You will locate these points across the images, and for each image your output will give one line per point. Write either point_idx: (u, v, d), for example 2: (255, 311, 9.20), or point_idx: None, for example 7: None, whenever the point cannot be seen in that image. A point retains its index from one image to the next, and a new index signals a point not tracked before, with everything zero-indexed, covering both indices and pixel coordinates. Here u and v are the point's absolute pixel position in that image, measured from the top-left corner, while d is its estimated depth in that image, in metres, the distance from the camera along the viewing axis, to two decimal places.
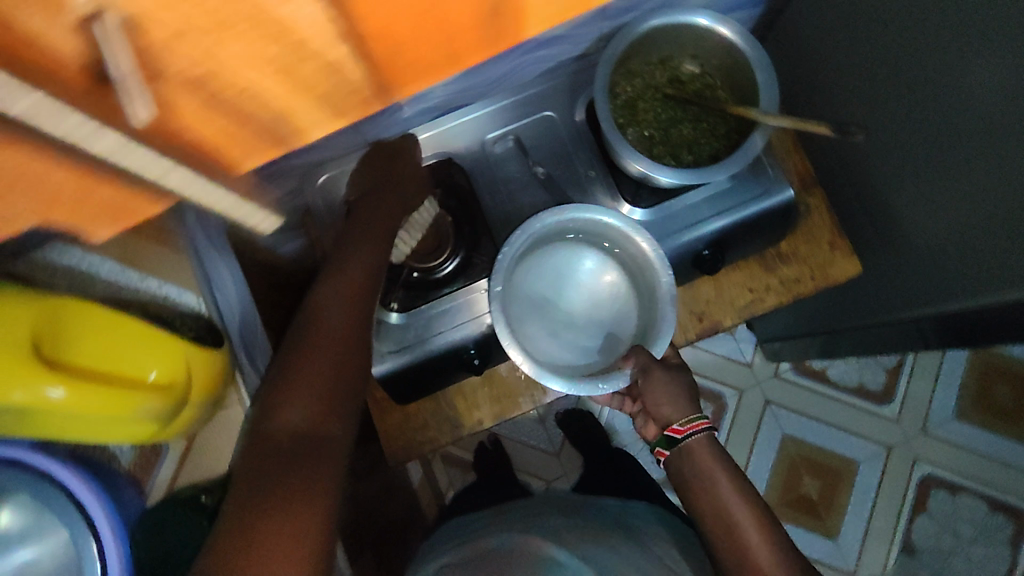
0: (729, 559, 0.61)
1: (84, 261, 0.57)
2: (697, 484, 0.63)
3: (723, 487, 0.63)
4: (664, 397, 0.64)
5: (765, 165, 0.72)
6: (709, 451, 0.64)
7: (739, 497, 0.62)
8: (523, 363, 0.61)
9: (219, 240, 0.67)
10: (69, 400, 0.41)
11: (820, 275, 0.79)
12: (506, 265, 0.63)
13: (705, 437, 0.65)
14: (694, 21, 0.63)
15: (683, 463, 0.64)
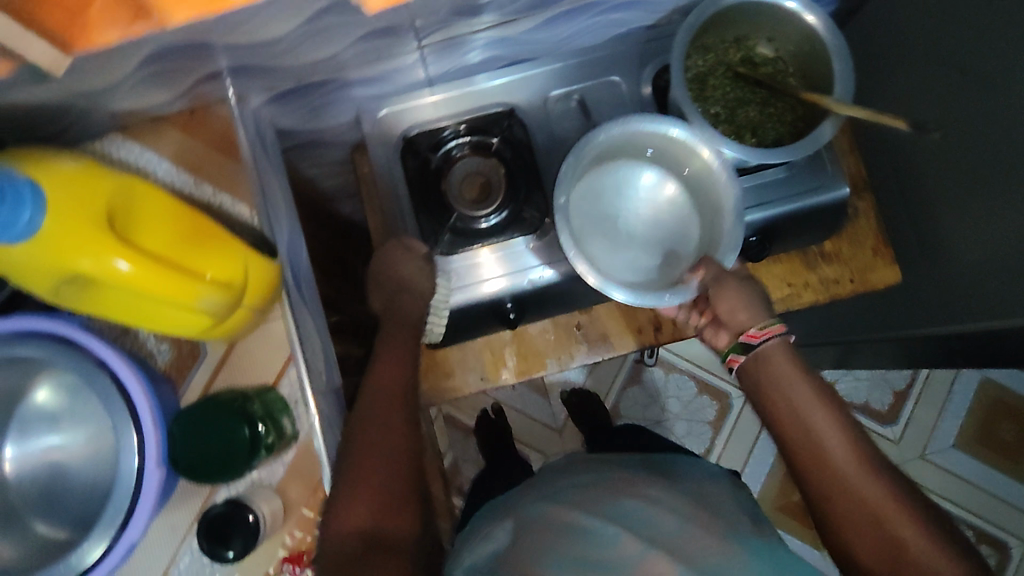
0: (810, 472, 0.51)
1: (130, 154, 0.60)
2: (775, 395, 0.55)
3: (802, 393, 0.54)
4: (738, 304, 0.58)
5: (824, 160, 0.72)
6: (787, 358, 0.56)
7: (826, 410, 0.53)
8: (587, 272, 0.60)
9: (273, 161, 0.66)
10: (134, 276, 0.41)
11: (859, 279, 0.79)
12: (568, 173, 0.63)
13: (781, 342, 0.57)
14: (780, 2, 0.62)
15: (759, 372, 0.56)
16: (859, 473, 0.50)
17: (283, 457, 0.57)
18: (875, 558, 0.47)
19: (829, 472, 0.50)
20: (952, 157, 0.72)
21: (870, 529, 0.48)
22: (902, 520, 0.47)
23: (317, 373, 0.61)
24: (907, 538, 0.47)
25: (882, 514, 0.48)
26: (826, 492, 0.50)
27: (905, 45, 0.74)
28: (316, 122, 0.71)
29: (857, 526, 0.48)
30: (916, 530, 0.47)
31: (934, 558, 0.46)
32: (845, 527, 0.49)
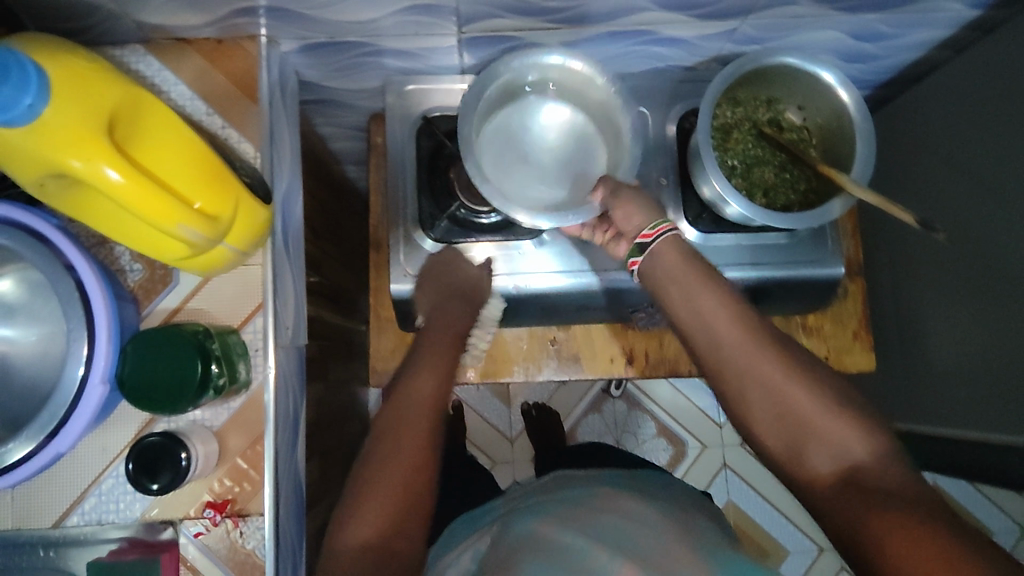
0: (697, 343, 0.55)
1: (139, 61, 0.59)
2: (673, 292, 0.56)
3: (692, 279, 0.55)
4: (632, 207, 0.58)
5: (826, 235, 0.73)
6: (676, 250, 0.56)
7: (711, 292, 0.55)
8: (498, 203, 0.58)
9: (290, 108, 0.65)
10: (121, 187, 0.40)
11: (834, 358, 0.80)
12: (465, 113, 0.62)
13: (674, 237, 0.57)
14: (820, 74, 0.63)
15: (655, 270, 0.57)
16: (751, 353, 0.53)
17: (230, 403, 0.56)
18: (764, 422, 0.53)
19: (719, 357, 0.54)
20: (953, 261, 0.73)
21: (766, 406, 0.52)
22: (791, 393, 0.52)
23: (283, 329, 0.60)
24: (798, 403, 0.51)
25: (776, 388, 0.52)
26: (722, 379, 0.54)
27: (928, 144, 0.76)
28: (341, 82, 0.71)
29: (755, 404, 0.53)
30: (807, 401, 0.51)
31: (830, 423, 0.50)
32: (746, 407, 0.53)
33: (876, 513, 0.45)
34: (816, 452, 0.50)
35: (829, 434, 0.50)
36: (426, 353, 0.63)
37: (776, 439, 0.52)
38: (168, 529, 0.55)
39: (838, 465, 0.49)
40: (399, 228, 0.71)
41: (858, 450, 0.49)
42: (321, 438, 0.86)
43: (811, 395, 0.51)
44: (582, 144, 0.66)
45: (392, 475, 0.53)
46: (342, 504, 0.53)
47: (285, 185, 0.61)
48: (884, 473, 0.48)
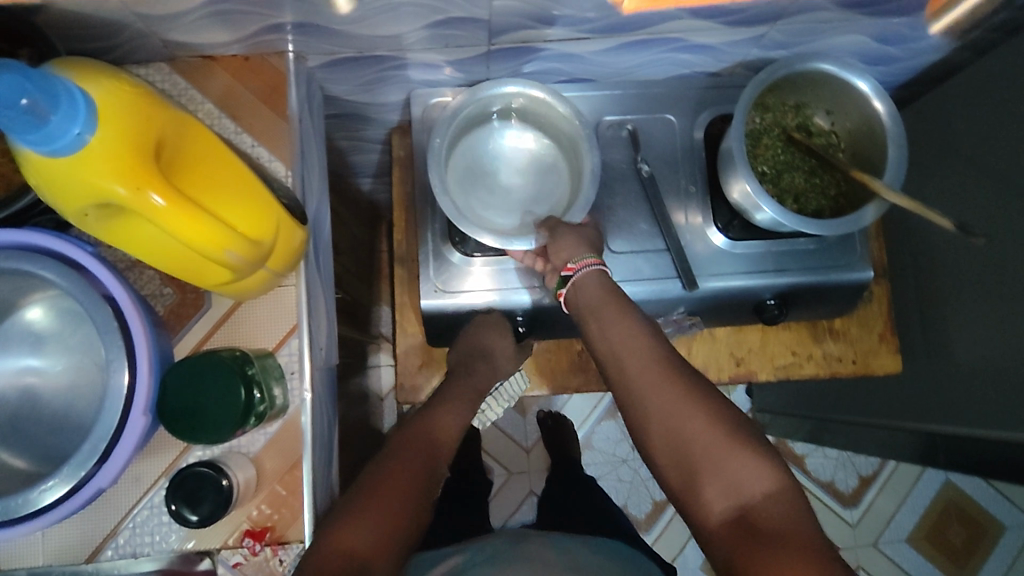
0: (609, 365, 0.58)
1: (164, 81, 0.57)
2: (594, 326, 0.59)
3: (609, 315, 0.58)
4: (563, 242, 0.61)
5: (855, 239, 0.72)
6: (597, 287, 0.60)
7: (629, 324, 0.57)
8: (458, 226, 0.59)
9: (316, 124, 0.64)
10: (166, 213, 0.39)
11: (862, 362, 0.79)
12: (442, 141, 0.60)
13: (597, 273, 0.60)
14: (852, 80, 0.63)
15: (580, 305, 0.60)
16: (658, 381, 0.54)
17: (267, 429, 0.55)
18: (665, 449, 0.52)
19: (631, 383, 0.55)
20: (979, 264, 0.73)
21: (665, 434, 0.53)
22: (690, 422, 0.52)
23: (317, 350, 0.59)
24: (697, 440, 0.51)
25: (673, 420, 0.52)
26: (631, 406, 0.55)
27: (953, 147, 0.76)
28: (364, 96, 0.70)
29: (656, 427, 0.53)
30: (706, 432, 0.51)
31: (729, 457, 0.50)
32: (649, 436, 0.54)
33: (757, 553, 0.44)
34: (710, 486, 0.50)
35: (725, 466, 0.49)
36: (444, 401, 0.67)
37: (674, 469, 0.52)
38: (204, 560, 0.54)
39: (730, 501, 0.48)
40: (428, 240, 0.69)
41: (754, 486, 0.48)
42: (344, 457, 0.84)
43: (712, 427, 0.51)
44: (548, 181, 0.66)
45: (406, 477, 0.56)
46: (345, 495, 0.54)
47: (315, 201, 0.61)
48: (774, 513, 0.46)
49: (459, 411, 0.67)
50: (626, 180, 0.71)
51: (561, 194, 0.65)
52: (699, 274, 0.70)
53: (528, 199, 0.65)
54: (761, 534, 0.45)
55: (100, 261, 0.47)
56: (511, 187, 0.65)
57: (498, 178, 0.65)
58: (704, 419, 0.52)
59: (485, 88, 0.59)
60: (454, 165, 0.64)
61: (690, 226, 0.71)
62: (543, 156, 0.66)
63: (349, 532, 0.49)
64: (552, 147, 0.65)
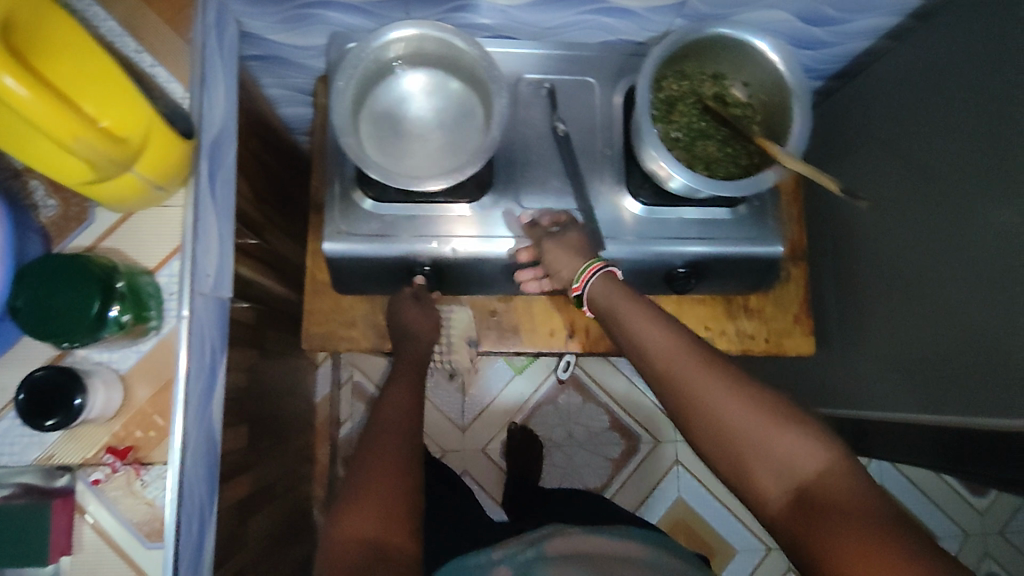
0: (636, 357, 0.59)
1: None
2: (615, 326, 0.61)
3: (630, 309, 0.60)
4: (566, 259, 0.65)
5: (768, 214, 0.73)
6: (609, 288, 0.62)
7: (649, 321, 0.58)
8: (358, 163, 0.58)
9: (227, 57, 0.65)
10: (20, 97, 0.38)
11: (774, 340, 0.79)
12: (346, 75, 0.59)
13: (607, 276, 0.63)
14: (761, 48, 0.63)
15: (603, 304, 0.62)
16: (686, 366, 0.55)
17: (140, 347, 0.54)
18: (708, 442, 0.53)
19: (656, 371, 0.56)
20: (891, 248, 0.74)
21: (706, 424, 0.53)
22: (730, 410, 0.52)
23: (204, 276, 0.58)
24: (744, 427, 0.51)
25: (708, 408, 0.53)
26: (666, 397, 0.56)
27: (871, 132, 0.77)
28: (285, 35, 0.70)
29: (689, 414, 0.54)
30: (745, 416, 0.51)
31: (771, 436, 0.50)
32: (691, 428, 0.54)
33: (823, 530, 0.46)
34: (763, 472, 0.50)
35: (779, 448, 0.50)
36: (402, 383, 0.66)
37: (723, 460, 0.52)
38: (64, 476, 0.52)
39: (786, 481, 0.49)
40: (336, 186, 0.68)
41: (808, 464, 0.49)
42: (252, 407, 0.83)
43: (749, 409, 0.52)
44: (462, 131, 0.65)
45: (381, 455, 0.57)
46: (339, 505, 0.54)
47: (215, 130, 0.61)
48: (834, 487, 0.48)
49: (414, 390, 0.65)
50: (544, 139, 0.71)
51: (473, 141, 0.64)
52: (611, 236, 0.71)
53: (441, 145, 0.64)
54: (823, 510, 0.47)
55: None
56: (428, 136, 0.65)
57: (411, 125, 0.64)
58: (746, 403, 0.52)
59: (391, 28, 0.58)
60: (364, 108, 0.63)
61: (603, 189, 0.71)
62: (457, 103, 0.65)
63: (356, 516, 0.52)
64: (468, 95, 0.65)
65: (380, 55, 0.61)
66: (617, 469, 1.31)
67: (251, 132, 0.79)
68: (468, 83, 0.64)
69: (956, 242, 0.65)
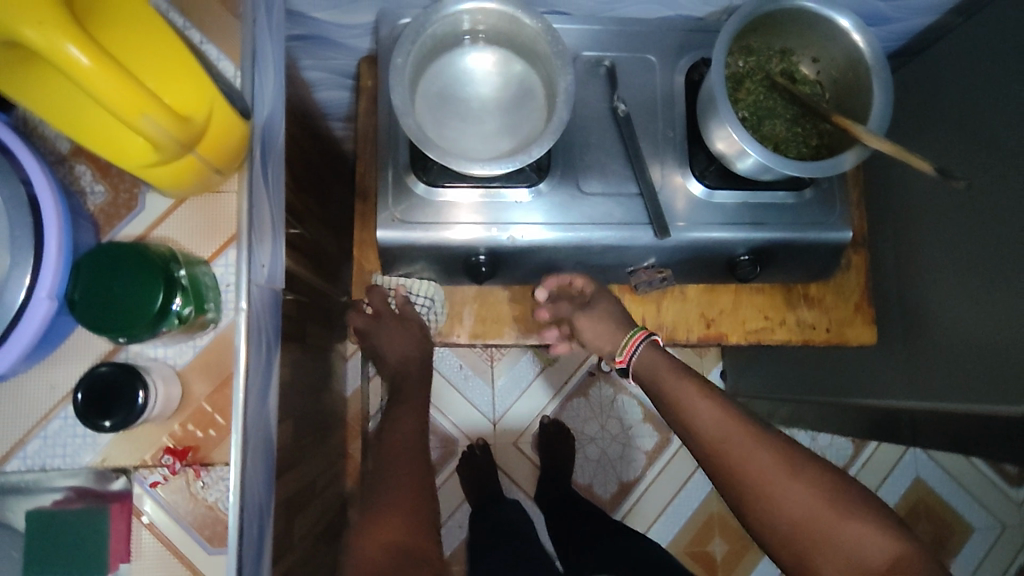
0: (686, 437, 0.62)
1: None
2: (665, 401, 0.63)
3: (684, 390, 0.62)
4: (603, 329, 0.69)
5: (835, 199, 0.70)
6: (653, 357, 0.66)
7: (702, 397, 0.61)
8: (421, 144, 0.55)
9: (276, 36, 0.61)
10: (91, 70, 0.35)
11: (836, 330, 0.76)
12: (405, 51, 0.56)
13: (648, 345, 0.67)
14: (839, 21, 0.60)
15: (648, 373, 0.66)
16: (741, 445, 0.58)
17: (197, 341, 0.52)
18: (770, 528, 0.56)
19: (717, 458, 0.59)
20: (958, 232, 0.71)
21: (770, 511, 0.56)
22: (792, 496, 0.55)
23: (259, 266, 0.55)
24: (807, 513, 0.55)
25: (772, 496, 0.56)
26: (725, 478, 0.59)
27: (938, 112, 0.74)
28: (332, 11, 0.67)
29: (751, 498, 0.57)
30: (806, 500, 0.55)
31: (836, 527, 0.54)
32: (753, 518, 0.57)
33: None
34: (829, 564, 0.53)
35: (847, 536, 0.54)
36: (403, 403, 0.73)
37: (786, 550, 0.56)
38: (120, 478, 0.50)
39: (854, 571, 0.53)
40: (389, 171, 0.65)
41: (872, 551, 0.53)
42: (295, 402, 0.80)
43: (809, 492, 0.56)
44: (522, 111, 0.62)
45: (399, 473, 0.65)
46: (361, 520, 0.62)
47: (268, 111, 0.58)
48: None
49: (411, 420, 0.72)
50: (604, 121, 0.68)
51: (534, 122, 0.61)
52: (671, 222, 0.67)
53: (500, 126, 0.61)
54: None
55: (30, 149, 0.45)
56: (487, 117, 0.61)
57: (469, 105, 0.61)
58: (804, 487, 0.56)
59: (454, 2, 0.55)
60: (421, 87, 0.60)
61: (666, 173, 0.68)
62: (518, 83, 0.62)
63: (382, 528, 0.60)
64: (529, 75, 0.62)
65: (442, 30, 0.58)
66: (650, 462, 1.29)
67: (292, 115, 0.75)
68: (530, 61, 0.61)
69: None
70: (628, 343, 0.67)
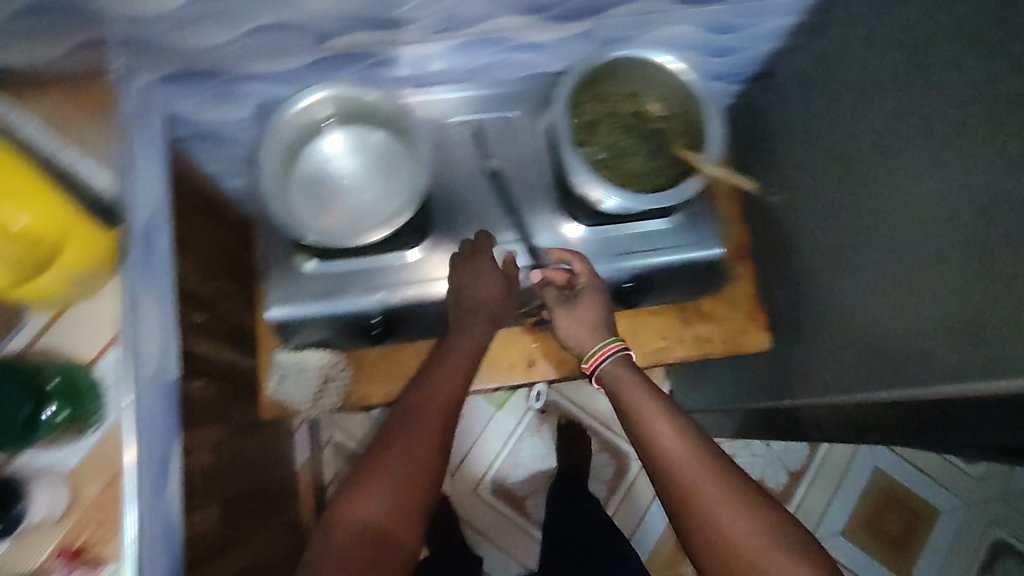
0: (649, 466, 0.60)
1: None
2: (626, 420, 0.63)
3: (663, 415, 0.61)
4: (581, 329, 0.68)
5: (702, 218, 0.75)
6: (629, 378, 0.64)
7: (663, 421, 0.60)
8: (294, 228, 0.59)
9: (154, 142, 0.65)
10: None
11: (731, 341, 0.80)
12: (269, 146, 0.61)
13: (620, 357, 0.66)
14: (664, 63, 0.66)
15: (616, 388, 0.64)
16: (694, 473, 0.56)
17: (81, 445, 0.54)
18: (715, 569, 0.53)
19: (674, 483, 0.57)
20: (804, 237, 0.74)
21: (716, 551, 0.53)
22: (737, 532, 0.53)
23: (146, 361, 0.59)
24: (751, 552, 0.52)
25: (719, 533, 0.53)
26: (676, 511, 0.56)
27: (788, 129, 0.80)
28: (211, 112, 0.72)
29: (697, 535, 0.54)
30: (751, 536, 0.52)
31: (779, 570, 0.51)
32: (701, 557, 0.55)
33: None
34: None
35: None
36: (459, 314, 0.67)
37: None
38: None
39: None
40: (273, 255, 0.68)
41: None
42: (225, 483, 0.82)
43: (755, 528, 0.53)
44: (390, 182, 0.66)
45: (401, 458, 0.55)
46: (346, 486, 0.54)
47: (147, 213, 0.62)
48: None
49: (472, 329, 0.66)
50: (473, 179, 0.73)
51: (401, 190, 0.66)
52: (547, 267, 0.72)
53: (370, 199, 0.66)
54: None
55: None
56: (359, 190, 0.66)
57: (342, 183, 0.66)
58: (753, 524, 0.53)
59: (309, 91, 0.61)
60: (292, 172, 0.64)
61: (540, 217, 0.74)
62: (383, 155, 0.66)
63: (362, 499, 0.52)
64: (394, 146, 0.66)
65: (303, 120, 0.62)
66: (611, 491, 1.30)
67: (192, 209, 0.80)
68: (392, 135, 0.66)
69: None
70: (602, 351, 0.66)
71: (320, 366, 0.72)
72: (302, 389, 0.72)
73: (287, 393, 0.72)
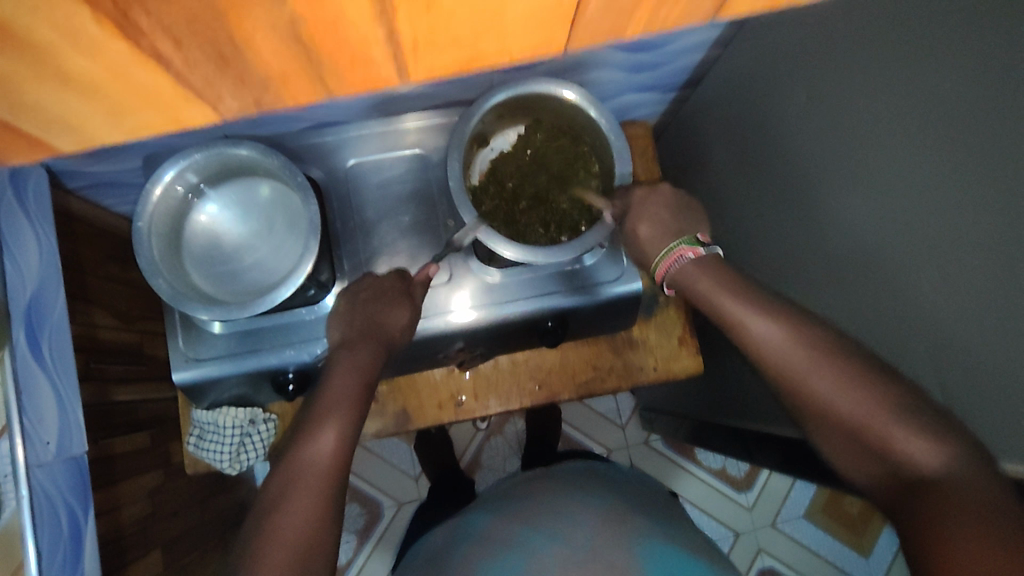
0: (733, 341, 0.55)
1: None
2: (698, 302, 0.58)
3: (799, 358, 0.50)
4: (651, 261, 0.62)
5: (621, 250, 0.71)
6: (692, 269, 0.58)
7: (750, 301, 0.54)
8: (180, 304, 0.58)
9: (44, 212, 0.63)
10: None
11: (663, 368, 0.79)
12: (154, 213, 0.58)
13: (687, 264, 0.59)
14: (569, 97, 0.62)
15: (692, 279, 0.58)
16: (779, 356, 0.51)
17: None
18: (827, 440, 0.48)
19: (767, 367, 0.52)
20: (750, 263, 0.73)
21: (822, 419, 0.48)
22: (833, 397, 0.47)
23: (42, 443, 0.59)
24: (845, 411, 0.47)
25: (816, 397, 0.48)
26: (785, 388, 0.50)
27: (715, 142, 0.77)
28: (101, 165, 0.68)
29: (806, 411, 0.49)
30: (847, 402, 0.47)
31: (889, 434, 0.44)
32: (823, 438, 0.48)
33: (946, 521, 0.39)
34: (891, 458, 0.44)
35: (898, 445, 0.44)
36: (374, 295, 0.64)
37: (846, 451, 0.47)
38: None
39: (891, 470, 0.44)
40: (176, 314, 0.67)
41: (920, 461, 0.42)
42: (161, 530, 0.82)
43: (848, 395, 0.47)
44: (287, 237, 0.63)
45: (322, 415, 0.58)
46: (309, 417, 0.59)
47: (35, 288, 0.61)
48: (975, 495, 0.39)
49: (399, 307, 0.64)
50: (385, 222, 0.70)
51: (297, 244, 0.63)
52: (450, 314, 0.69)
53: (269, 257, 0.64)
54: (954, 506, 0.39)
55: None
56: (259, 247, 0.64)
57: (237, 243, 0.64)
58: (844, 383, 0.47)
59: (183, 156, 0.58)
60: (184, 234, 0.62)
61: (453, 262, 0.70)
62: (278, 210, 0.64)
63: (319, 437, 0.57)
64: (288, 199, 0.64)
65: (194, 177, 0.60)
66: None
67: (102, 259, 0.77)
68: (286, 186, 0.63)
69: (797, 250, 0.62)
70: (662, 266, 0.60)
71: (235, 426, 0.72)
72: (218, 449, 0.72)
73: (205, 451, 0.72)
